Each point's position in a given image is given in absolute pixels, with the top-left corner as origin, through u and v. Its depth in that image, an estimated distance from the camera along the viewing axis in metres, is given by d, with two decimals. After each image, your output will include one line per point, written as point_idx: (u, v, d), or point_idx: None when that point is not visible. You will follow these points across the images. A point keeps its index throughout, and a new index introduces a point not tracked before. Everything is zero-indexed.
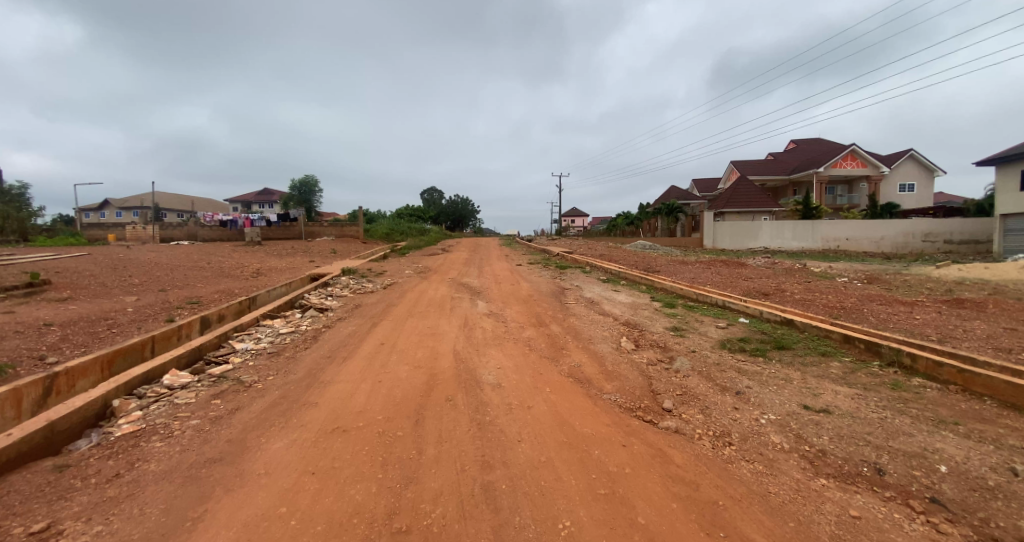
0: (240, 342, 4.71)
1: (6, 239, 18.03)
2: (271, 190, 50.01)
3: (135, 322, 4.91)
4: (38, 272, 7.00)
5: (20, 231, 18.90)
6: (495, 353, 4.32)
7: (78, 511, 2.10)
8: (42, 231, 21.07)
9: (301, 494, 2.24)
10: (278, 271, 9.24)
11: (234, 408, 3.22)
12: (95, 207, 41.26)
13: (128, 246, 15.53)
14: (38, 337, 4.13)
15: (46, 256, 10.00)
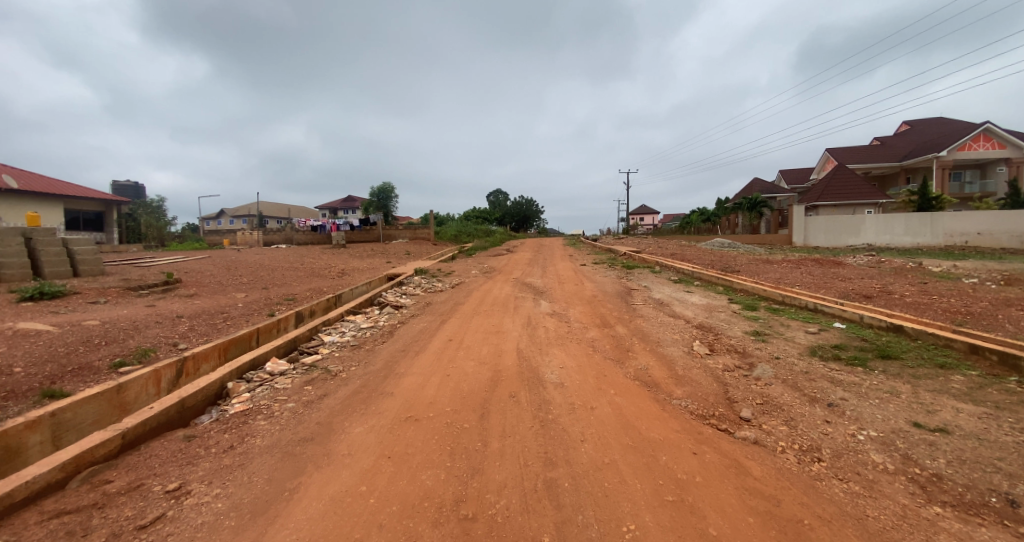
0: (328, 335, 5.22)
1: (148, 243, 21.75)
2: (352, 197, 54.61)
3: (244, 316, 5.66)
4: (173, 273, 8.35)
5: (159, 238, 22.74)
6: (558, 353, 4.32)
7: (203, 475, 2.49)
8: (175, 237, 25.11)
9: (378, 476, 2.43)
10: (358, 272, 10.04)
11: (323, 394, 3.58)
12: (213, 216, 48.17)
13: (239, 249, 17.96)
14: (172, 327, 4.93)
15: (178, 258, 11.92)
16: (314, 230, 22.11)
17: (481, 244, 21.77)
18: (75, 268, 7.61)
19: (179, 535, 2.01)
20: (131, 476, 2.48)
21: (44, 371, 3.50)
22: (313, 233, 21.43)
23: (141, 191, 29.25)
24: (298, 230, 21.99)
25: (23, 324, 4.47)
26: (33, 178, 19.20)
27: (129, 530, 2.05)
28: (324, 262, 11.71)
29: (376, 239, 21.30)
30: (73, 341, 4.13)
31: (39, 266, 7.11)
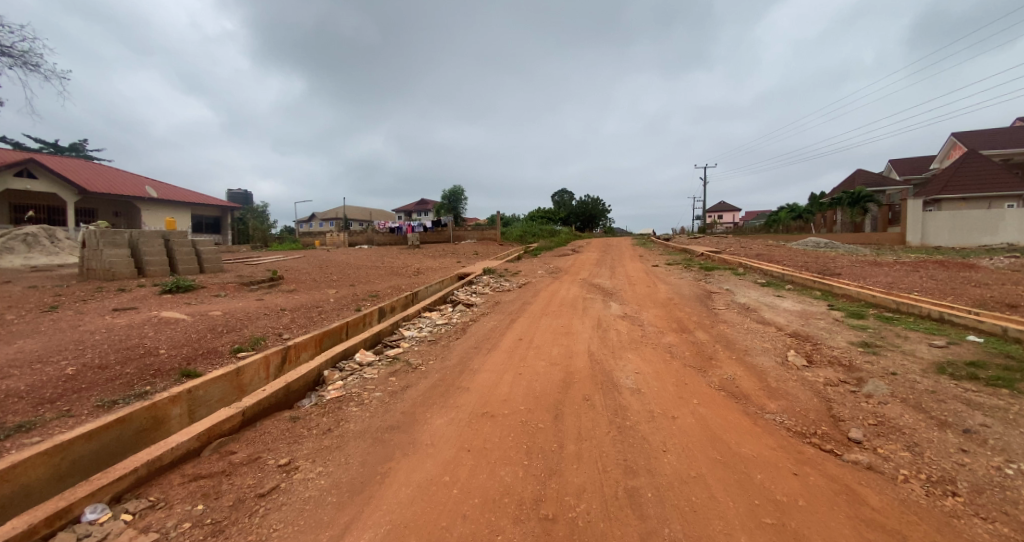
0: (407, 330, 5.55)
1: (255, 243, 24.76)
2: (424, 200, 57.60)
3: (335, 310, 6.22)
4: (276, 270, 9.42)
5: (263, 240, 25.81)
6: (633, 357, 4.18)
7: (307, 453, 2.78)
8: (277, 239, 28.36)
9: (459, 467, 2.53)
10: (432, 271, 10.54)
11: (405, 386, 3.81)
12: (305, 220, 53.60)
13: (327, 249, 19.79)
14: (277, 319, 5.56)
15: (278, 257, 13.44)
16: (391, 232, 23.67)
17: (547, 244, 21.73)
18: (202, 265, 8.89)
19: (291, 506, 2.26)
20: (250, 449, 2.84)
21: (182, 353, 4.13)
22: (390, 234, 22.94)
23: (249, 198, 33.32)
24: (377, 231, 23.63)
25: (165, 312, 5.31)
26: (170, 188, 22.75)
27: (251, 497, 2.34)
28: (400, 262, 12.46)
29: (446, 240, 22.19)
30: (202, 328, 4.82)
31: (176, 263, 8.42)
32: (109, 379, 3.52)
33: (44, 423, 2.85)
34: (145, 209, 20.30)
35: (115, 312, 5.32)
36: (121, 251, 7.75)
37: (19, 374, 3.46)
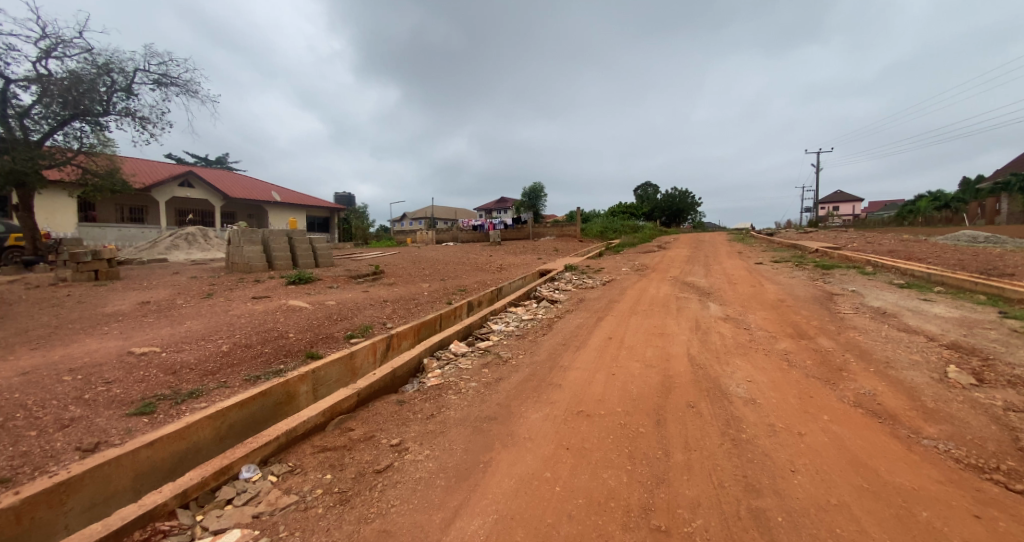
0: (496, 324, 5.69)
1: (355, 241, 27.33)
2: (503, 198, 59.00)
3: (429, 303, 6.60)
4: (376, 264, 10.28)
5: (363, 237, 28.43)
6: (741, 363, 3.81)
7: (414, 436, 2.96)
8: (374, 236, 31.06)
9: (559, 465, 2.50)
10: (515, 267, 10.68)
11: (498, 378, 3.89)
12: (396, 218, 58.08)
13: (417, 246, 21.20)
14: (381, 309, 6.05)
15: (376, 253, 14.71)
16: (474, 229, 24.59)
17: (630, 240, 20.86)
18: (317, 260, 10.03)
19: (404, 484, 2.42)
20: (366, 428, 3.10)
21: (306, 337, 4.68)
22: (473, 232, 23.81)
23: (351, 200, 36.85)
24: (460, 229, 24.66)
25: (291, 301, 6.07)
26: (288, 192, 26.02)
27: (370, 473, 2.55)
28: (484, 258, 12.86)
29: (526, 238, 22.41)
30: (321, 316, 5.42)
31: (297, 258, 9.60)
32: (252, 357, 4.11)
33: (208, 391, 3.41)
34: (269, 212, 23.49)
35: (254, 299, 6.21)
36: (257, 248, 9.04)
37: (190, 349, 4.18)
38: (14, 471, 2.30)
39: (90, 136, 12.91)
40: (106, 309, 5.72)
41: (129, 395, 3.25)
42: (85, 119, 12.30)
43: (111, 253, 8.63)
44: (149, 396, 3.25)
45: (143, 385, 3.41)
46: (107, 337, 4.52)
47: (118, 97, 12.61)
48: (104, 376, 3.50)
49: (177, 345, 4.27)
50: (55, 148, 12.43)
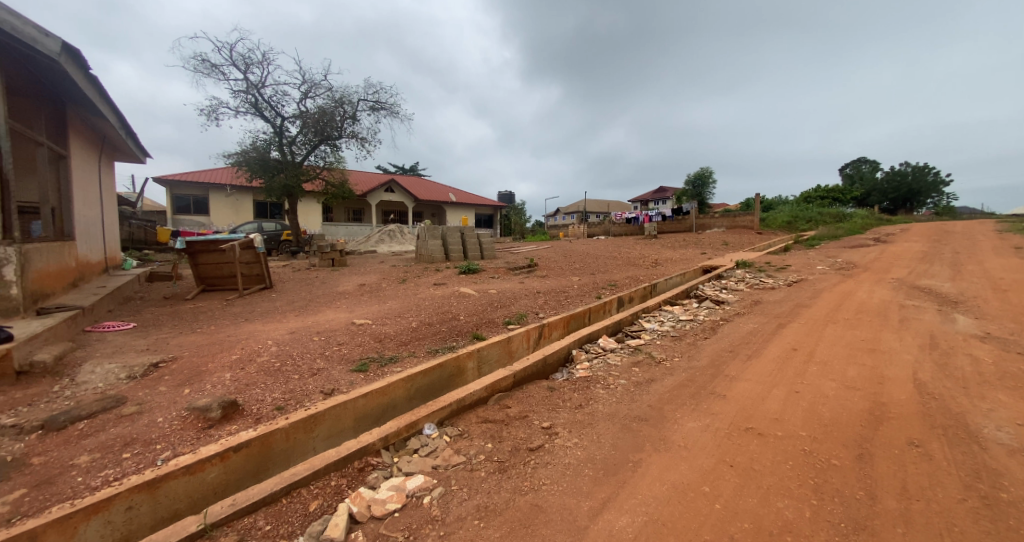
0: (648, 322, 5.43)
1: (515, 235, 29.42)
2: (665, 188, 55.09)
3: (580, 296, 6.70)
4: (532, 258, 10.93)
5: (521, 231, 30.43)
6: (1007, 401, 2.76)
7: (564, 423, 3.09)
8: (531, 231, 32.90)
9: (720, 481, 2.27)
10: (673, 262, 9.91)
11: (650, 378, 3.73)
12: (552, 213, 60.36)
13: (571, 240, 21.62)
14: (534, 299, 6.42)
15: (533, 246, 15.58)
16: (628, 222, 23.73)
17: (828, 231, 16.96)
18: (482, 252, 11.25)
19: (554, 466, 2.57)
20: (520, 408, 3.38)
21: (472, 320, 5.32)
22: (628, 224, 23.00)
23: (512, 198, 39.75)
24: (614, 222, 24.10)
25: (462, 288, 6.98)
26: (459, 192, 29.63)
27: (524, 450, 2.79)
28: (638, 252, 12.30)
29: (688, 230, 20.63)
30: (484, 302, 6.08)
31: (466, 251, 10.94)
32: (432, 334, 4.89)
33: (401, 359, 4.23)
34: (445, 210, 27.27)
35: (434, 285, 7.37)
36: (437, 242, 10.63)
37: (390, 323, 5.24)
38: (287, 401, 3.30)
39: (330, 156, 17.17)
40: (338, 288, 7.59)
41: (352, 356, 4.27)
42: (328, 143, 16.43)
43: (342, 245, 11.36)
44: (364, 358, 4.22)
45: (360, 349, 4.44)
46: (339, 310, 6.01)
47: (348, 123, 16.44)
48: (337, 339, 4.69)
49: (382, 319, 5.40)
50: (311, 167, 16.99)
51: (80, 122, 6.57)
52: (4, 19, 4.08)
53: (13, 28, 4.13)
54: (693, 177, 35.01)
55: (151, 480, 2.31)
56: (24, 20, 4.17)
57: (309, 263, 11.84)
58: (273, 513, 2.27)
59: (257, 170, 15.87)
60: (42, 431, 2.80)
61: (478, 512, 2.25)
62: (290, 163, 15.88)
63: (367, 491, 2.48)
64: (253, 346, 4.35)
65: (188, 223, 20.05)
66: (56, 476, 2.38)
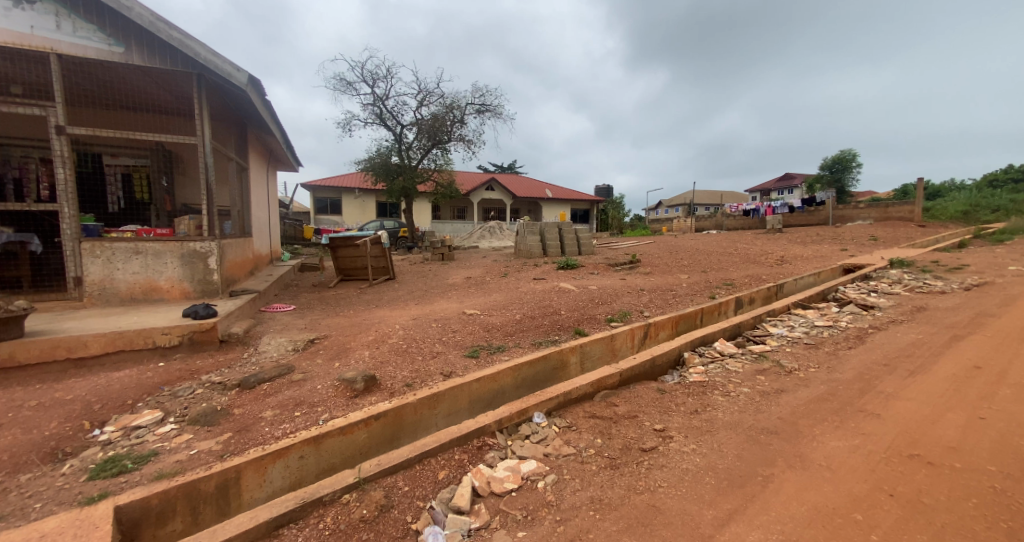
0: (774, 327, 4.88)
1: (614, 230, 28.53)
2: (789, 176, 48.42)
3: (690, 295, 6.27)
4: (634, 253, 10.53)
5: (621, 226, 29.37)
6: None
7: (680, 427, 2.96)
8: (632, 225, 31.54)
9: (877, 511, 1.97)
10: (803, 260, 8.72)
11: (780, 389, 3.36)
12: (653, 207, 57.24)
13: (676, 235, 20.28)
14: (639, 297, 6.19)
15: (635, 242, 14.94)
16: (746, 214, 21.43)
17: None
18: (580, 248, 11.20)
19: (670, 470, 2.48)
20: (630, 408, 3.32)
21: (574, 315, 5.35)
22: (745, 218, 20.76)
23: (610, 193, 38.61)
24: (728, 215, 21.97)
25: (562, 283, 7.04)
26: (555, 188, 29.70)
27: (636, 449, 2.75)
28: (758, 249, 11.05)
29: (822, 223, 17.89)
30: (586, 298, 6.05)
31: (564, 247, 10.97)
32: (536, 327, 5.03)
33: (508, 349, 4.44)
34: (542, 206, 27.61)
35: (535, 280, 7.54)
36: (535, 238, 10.85)
37: (497, 315, 5.52)
38: (414, 379, 3.71)
39: (440, 158, 18.54)
40: (448, 280, 8.21)
41: (465, 343, 4.61)
42: (439, 146, 17.79)
43: (449, 241, 12.23)
44: (475, 346, 4.53)
45: (472, 337, 4.76)
46: (451, 300, 6.50)
47: (456, 127, 17.56)
48: (451, 327, 5.10)
49: (489, 310, 5.72)
50: (424, 169, 18.56)
51: (256, 140, 8.10)
52: (208, 58, 5.20)
53: (214, 65, 5.24)
54: (830, 161, 30.17)
55: (315, 436, 2.79)
56: (221, 58, 5.27)
57: (421, 258, 13.00)
58: (410, 476, 2.58)
59: (380, 174, 17.86)
60: (240, 388, 3.55)
61: (593, 504, 2.29)
62: (408, 168, 17.58)
63: (486, 468, 2.68)
64: (383, 329, 4.95)
65: (326, 223, 23.40)
66: (251, 425, 3.01)
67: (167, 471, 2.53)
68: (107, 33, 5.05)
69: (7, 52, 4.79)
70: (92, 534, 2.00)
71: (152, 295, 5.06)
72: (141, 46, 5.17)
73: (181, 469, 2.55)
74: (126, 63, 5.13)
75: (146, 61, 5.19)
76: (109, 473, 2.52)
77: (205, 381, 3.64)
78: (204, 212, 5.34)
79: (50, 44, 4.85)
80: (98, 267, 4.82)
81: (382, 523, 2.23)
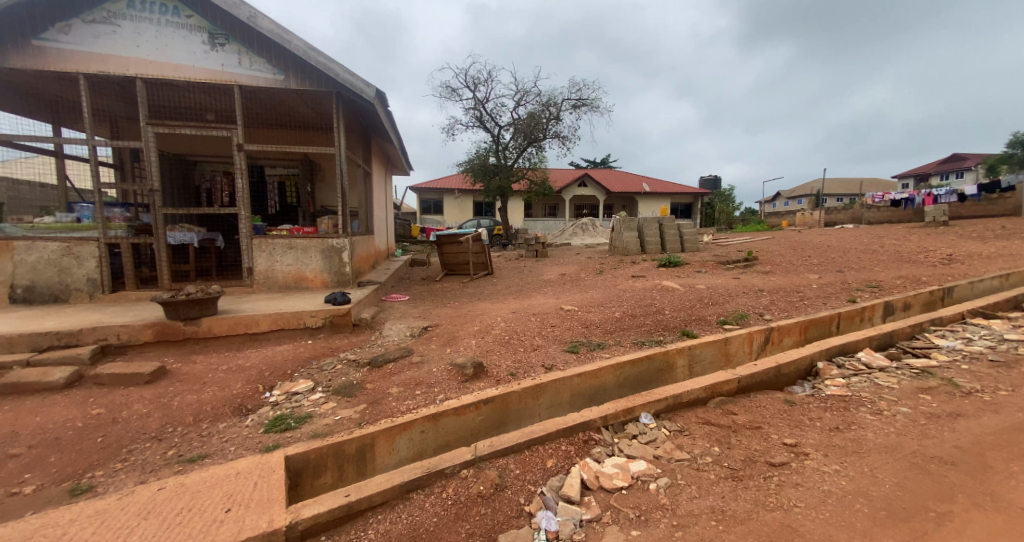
0: (942, 339, 4.06)
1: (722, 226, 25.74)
2: (955, 157, 39.49)
3: (821, 298, 5.49)
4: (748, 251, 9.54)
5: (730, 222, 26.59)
6: None
7: (816, 444, 2.63)
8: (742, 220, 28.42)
9: None
10: (981, 259, 7.07)
11: (954, 412, 2.79)
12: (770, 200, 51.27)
13: (800, 230, 17.91)
14: (757, 298, 5.60)
15: (749, 238, 13.53)
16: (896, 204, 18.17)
17: None
18: (683, 245, 10.51)
19: (807, 490, 2.22)
20: (751, 417, 3.05)
21: (681, 316, 5.03)
22: (893, 209, 17.48)
23: (716, 185, 35.42)
24: (870, 206, 18.77)
25: (665, 281, 6.68)
26: (651, 182, 28.22)
27: (763, 463, 2.51)
28: (913, 245, 9.23)
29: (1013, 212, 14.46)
30: (693, 298, 5.66)
31: (666, 243, 10.39)
32: (639, 326, 4.85)
33: (610, 346, 4.36)
34: (639, 201, 26.48)
35: (635, 277, 7.26)
36: (634, 234, 10.45)
37: (596, 311, 5.44)
38: (518, 369, 3.84)
39: (535, 157, 18.84)
40: (544, 276, 8.32)
41: (565, 338, 4.63)
42: (534, 145, 18.10)
43: (544, 238, 12.35)
44: (575, 341, 4.53)
45: (572, 333, 4.77)
46: (548, 296, 6.58)
47: (552, 124, 17.70)
48: (550, 321, 5.17)
49: (588, 307, 5.66)
50: (519, 169, 19.05)
51: (377, 148, 9.08)
52: (345, 78, 5.96)
53: (350, 83, 5.99)
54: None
55: (434, 414, 3.06)
56: (355, 76, 5.98)
57: (515, 255, 13.36)
58: (520, 461, 2.69)
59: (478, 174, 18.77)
60: (370, 366, 4.04)
61: (714, 513, 2.14)
62: (504, 167, 18.23)
63: (594, 463, 2.68)
64: (487, 321, 5.20)
65: (429, 223, 25.28)
66: (381, 399, 3.41)
67: (319, 431, 2.98)
68: (273, 64, 6.07)
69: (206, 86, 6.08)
70: (271, 476, 2.45)
71: (300, 284, 6.00)
72: (295, 72, 6.13)
73: (330, 431, 2.98)
74: (286, 87, 6.14)
75: (299, 85, 6.14)
76: (278, 429, 3.05)
77: (343, 358, 4.21)
78: (339, 213, 6.16)
79: (235, 78, 6.00)
80: (263, 260, 5.86)
81: (498, 501, 2.36)
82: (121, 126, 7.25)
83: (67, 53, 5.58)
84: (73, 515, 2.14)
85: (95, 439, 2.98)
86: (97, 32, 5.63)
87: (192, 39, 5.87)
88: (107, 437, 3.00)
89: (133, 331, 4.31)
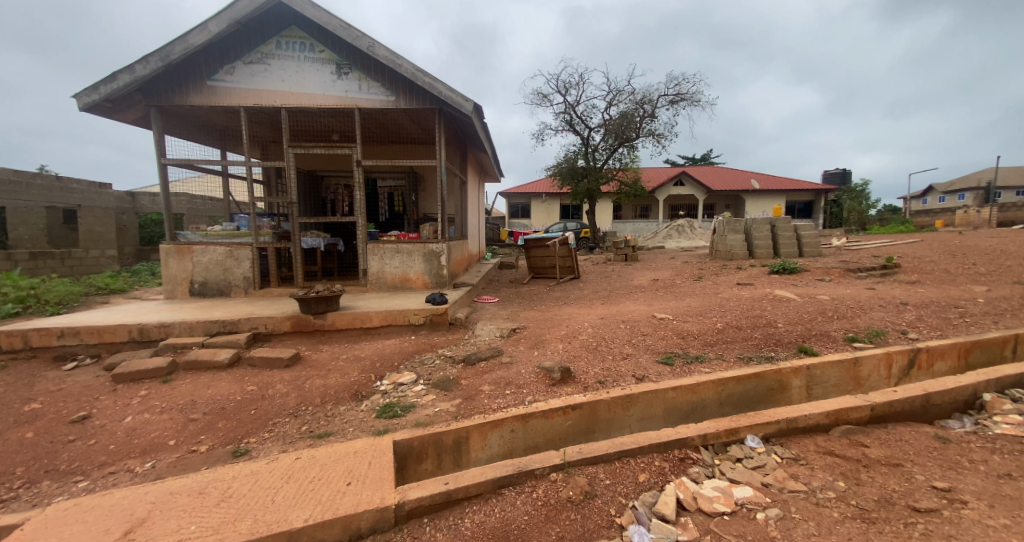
0: None
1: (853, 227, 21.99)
2: None
3: (992, 317, 4.47)
4: (886, 257, 8.11)
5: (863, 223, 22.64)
6: None
7: (979, 492, 2.18)
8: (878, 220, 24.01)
9: None
10: None
11: None
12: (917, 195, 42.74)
13: (962, 231, 14.67)
14: (898, 313, 4.74)
15: (889, 242, 11.46)
16: None
17: None
18: (800, 249, 9.35)
19: None
20: (888, 451, 2.62)
21: (796, 330, 4.48)
22: None
23: (843, 179, 30.60)
24: None
25: (777, 290, 5.99)
26: (761, 179, 25.44)
27: (903, 506, 2.14)
28: None
29: None
30: (812, 310, 4.99)
31: (779, 247, 9.33)
32: (744, 339, 4.44)
33: (710, 359, 4.05)
34: (746, 200, 24.13)
35: (740, 285, 6.64)
36: (739, 236, 9.54)
37: (693, 321, 5.10)
38: (607, 377, 3.78)
39: (627, 156, 18.26)
40: (634, 282, 8.02)
41: (659, 348, 4.42)
42: (626, 145, 17.55)
43: (634, 241, 11.88)
44: (669, 352, 4.30)
45: (666, 343, 4.54)
46: (639, 302, 6.33)
47: (646, 122, 17.01)
48: (642, 329, 4.98)
49: (683, 316, 5.33)
50: (609, 169, 18.63)
51: (472, 157, 9.61)
52: (446, 94, 6.43)
53: (450, 99, 6.44)
54: None
55: (524, 414, 3.15)
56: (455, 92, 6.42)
57: (603, 258, 13.05)
58: (611, 471, 2.65)
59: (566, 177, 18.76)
60: (464, 363, 4.31)
61: None
62: (593, 169, 18.00)
63: (691, 483, 2.53)
64: (575, 325, 5.19)
65: (517, 226, 25.90)
66: (474, 395, 3.62)
67: (421, 421, 3.27)
68: (385, 87, 6.80)
69: (333, 110, 7.03)
70: (382, 457, 2.75)
71: (405, 285, 6.61)
72: (404, 92, 6.79)
73: (430, 421, 3.25)
74: (395, 107, 6.83)
75: (407, 103, 6.80)
76: (387, 415, 3.41)
77: (441, 354, 4.56)
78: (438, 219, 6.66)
79: (355, 101, 6.85)
80: (374, 262, 6.57)
81: (588, 508, 2.36)
82: (269, 149, 8.70)
83: (233, 90, 6.87)
84: (238, 471, 2.66)
85: (249, 411, 3.64)
86: (253, 71, 6.85)
87: (323, 71, 6.84)
88: (257, 410, 3.64)
89: (276, 322, 5.16)
